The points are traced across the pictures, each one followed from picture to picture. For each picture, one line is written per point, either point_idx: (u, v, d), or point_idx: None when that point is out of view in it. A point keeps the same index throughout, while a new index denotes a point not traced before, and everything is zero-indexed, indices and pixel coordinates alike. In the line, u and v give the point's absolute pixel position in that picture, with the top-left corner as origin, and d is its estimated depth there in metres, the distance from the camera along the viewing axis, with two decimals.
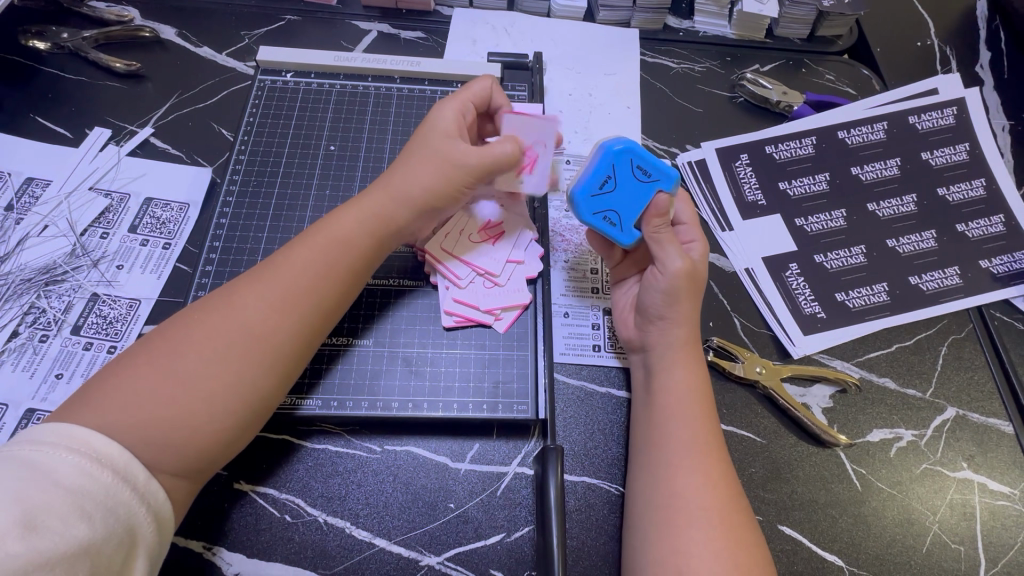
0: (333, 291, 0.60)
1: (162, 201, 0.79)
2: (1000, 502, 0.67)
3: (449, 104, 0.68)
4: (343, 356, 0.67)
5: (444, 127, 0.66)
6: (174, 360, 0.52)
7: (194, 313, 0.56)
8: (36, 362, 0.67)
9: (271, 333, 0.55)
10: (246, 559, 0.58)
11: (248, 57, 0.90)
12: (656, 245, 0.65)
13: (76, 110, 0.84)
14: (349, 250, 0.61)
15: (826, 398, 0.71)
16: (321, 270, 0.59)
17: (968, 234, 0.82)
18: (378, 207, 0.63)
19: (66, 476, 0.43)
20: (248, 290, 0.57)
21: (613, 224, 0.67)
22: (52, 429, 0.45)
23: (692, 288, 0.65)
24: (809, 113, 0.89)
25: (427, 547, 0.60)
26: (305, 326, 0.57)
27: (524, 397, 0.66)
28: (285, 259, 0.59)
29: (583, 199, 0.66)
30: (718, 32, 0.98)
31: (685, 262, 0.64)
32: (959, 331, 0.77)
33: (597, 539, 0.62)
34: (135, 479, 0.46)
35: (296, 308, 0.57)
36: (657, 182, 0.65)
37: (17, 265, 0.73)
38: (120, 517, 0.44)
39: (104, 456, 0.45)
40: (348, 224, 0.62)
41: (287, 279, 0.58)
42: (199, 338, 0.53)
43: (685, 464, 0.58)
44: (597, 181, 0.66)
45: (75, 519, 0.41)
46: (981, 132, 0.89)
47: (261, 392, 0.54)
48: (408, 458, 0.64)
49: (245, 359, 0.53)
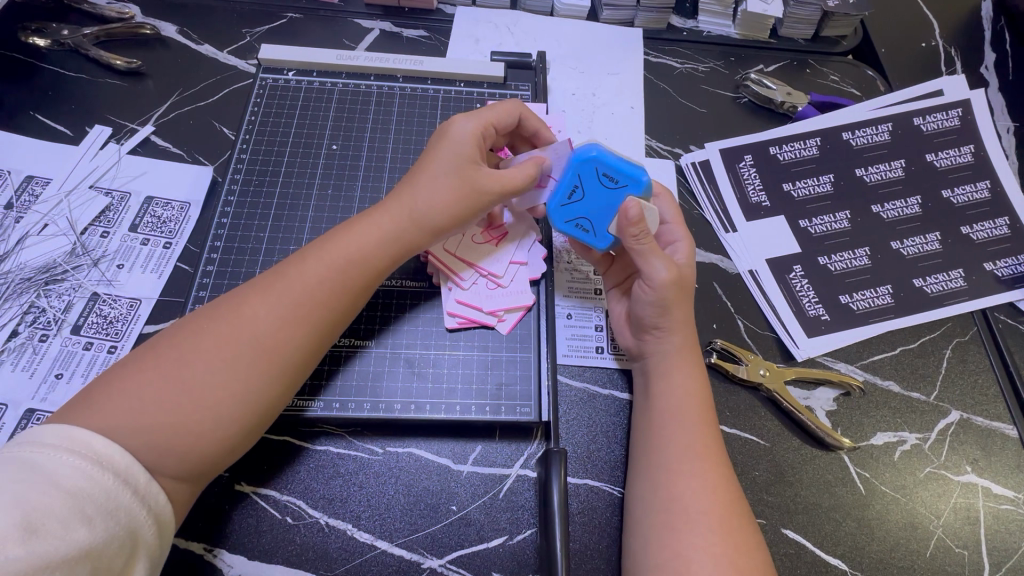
0: (343, 304, 0.59)
1: (163, 200, 0.78)
2: (1005, 506, 0.67)
3: (472, 119, 0.67)
4: (352, 357, 0.66)
5: (466, 147, 0.65)
6: (181, 367, 0.51)
7: (202, 319, 0.55)
8: (35, 362, 0.67)
9: (279, 344, 0.55)
10: (247, 561, 0.58)
11: (249, 55, 0.90)
12: (640, 258, 0.64)
13: (75, 107, 0.83)
14: (362, 266, 0.61)
15: (830, 401, 0.71)
16: (331, 283, 0.59)
17: (972, 236, 0.82)
18: (392, 226, 0.63)
19: (67, 477, 0.42)
20: (257, 299, 0.56)
21: (587, 231, 0.67)
22: (53, 430, 0.45)
23: (681, 296, 0.64)
24: (813, 114, 0.89)
25: (429, 549, 0.60)
26: (313, 338, 0.57)
27: (527, 399, 0.66)
28: (296, 269, 0.58)
29: (556, 211, 0.67)
30: (722, 32, 0.98)
31: (670, 272, 0.63)
32: (962, 334, 0.77)
33: (600, 542, 0.62)
34: (136, 482, 0.46)
35: (303, 319, 0.56)
36: (625, 187, 0.65)
37: (16, 264, 0.72)
38: (121, 520, 0.44)
39: (106, 458, 0.45)
40: (363, 242, 0.61)
41: (296, 288, 0.57)
42: (206, 347, 0.52)
43: (685, 468, 0.58)
44: (568, 191, 0.66)
45: (76, 523, 0.41)
46: (986, 134, 0.88)
47: (265, 402, 0.54)
48: (409, 460, 0.64)
49: (251, 369, 0.53)
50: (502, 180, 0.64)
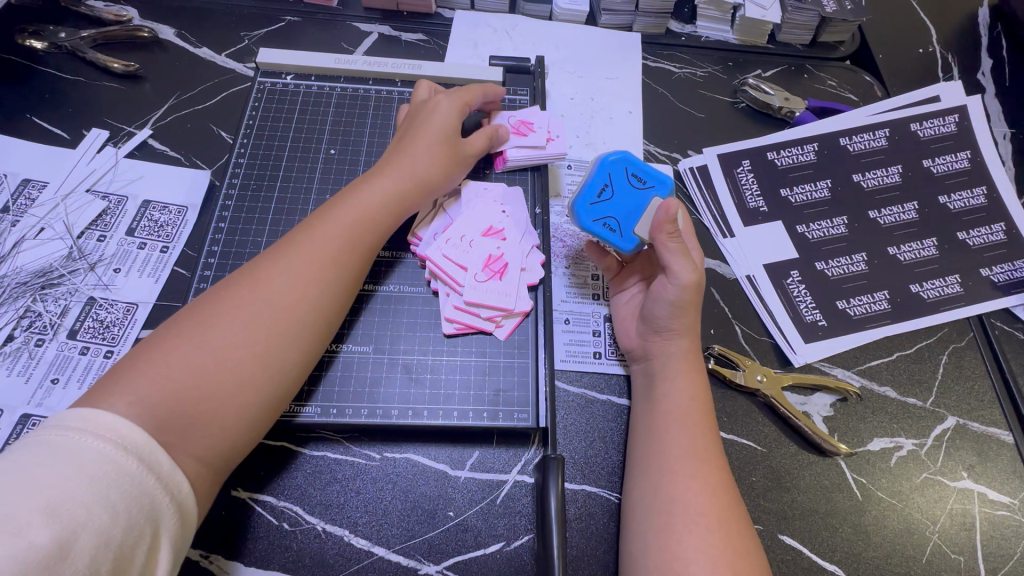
0: (353, 264, 0.62)
1: (160, 204, 0.78)
2: (1000, 512, 0.67)
3: (452, 96, 0.74)
4: (331, 363, 0.66)
5: (447, 115, 0.73)
6: (204, 331, 0.52)
7: (216, 293, 0.56)
8: (30, 367, 0.66)
9: (295, 304, 0.57)
10: (244, 568, 0.58)
11: (248, 58, 0.90)
12: (665, 254, 0.64)
13: (72, 111, 0.83)
14: (369, 226, 0.64)
15: (827, 406, 0.71)
16: (341, 245, 0.61)
17: (969, 242, 0.82)
18: (394, 186, 0.67)
19: (92, 463, 0.41)
20: (270, 268, 0.58)
21: (613, 230, 0.68)
22: (78, 415, 0.44)
23: (698, 300, 0.65)
24: (810, 120, 0.89)
25: (425, 555, 0.60)
26: (329, 300, 0.59)
27: (525, 405, 0.66)
28: (306, 237, 0.61)
29: (584, 206, 0.68)
30: (720, 37, 0.98)
31: (693, 275, 0.64)
32: (958, 340, 0.77)
33: (598, 547, 0.62)
34: (159, 468, 0.44)
35: (319, 281, 0.59)
36: (653, 188, 0.69)
37: (12, 267, 0.72)
38: (144, 506, 0.42)
39: (130, 443, 0.44)
40: (368, 204, 0.65)
41: (310, 253, 0.60)
42: (225, 312, 0.54)
43: (688, 472, 0.58)
44: (596, 189, 0.68)
45: (99, 508, 0.40)
46: (982, 141, 0.89)
47: (284, 368, 0.55)
48: (407, 466, 0.64)
49: (271, 330, 0.55)
50: (474, 145, 0.74)
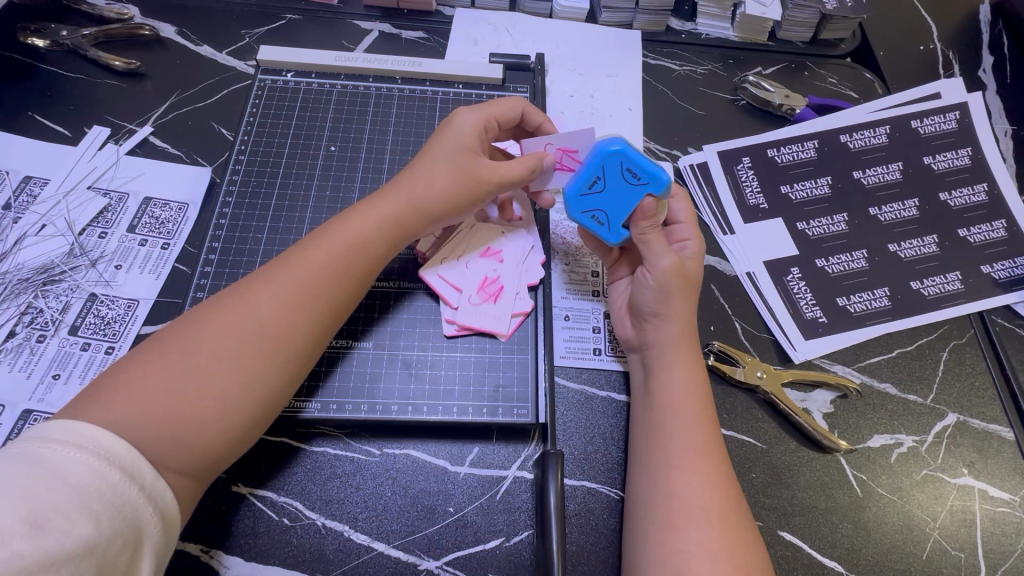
0: (344, 288, 0.61)
1: (162, 201, 0.78)
2: (1001, 508, 0.67)
3: (482, 114, 0.70)
4: (332, 360, 0.66)
5: (469, 140, 0.68)
6: (189, 356, 0.52)
7: (207, 310, 0.56)
8: (32, 363, 0.67)
9: (283, 330, 0.56)
10: (244, 563, 0.58)
11: (248, 56, 0.90)
12: (644, 246, 0.66)
13: (74, 108, 0.83)
14: (361, 251, 0.62)
15: (828, 403, 0.71)
16: (332, 269, 0.60)
17: (969, 239, 0.82)
18: (393, 211, 0.65)
19: (76, 474, 0.42)
20: (262, 288, 0.57)
21: (601, 223, 0.68)
22: (61, 426, 0.45)
23: (684, 287, 0.66)
24: (810, 117, 0.89)
25: (425, 551, 0.60)
26: (318, 325, 0.58)
27: (524, 400, 0.66)
28: (299, 259, 0.60)
29: (574, 198, 0.68)
30: (719, 34, 0.98)
31: (672, 259, 0.65)
32: (960, 337, 0.77)
33: (596, 543, 0.62)
34: (141, 477, 0.46)
35: (308, 305, 0.58)
36: (646, 185, 0.66)
37: (13, 264, 0.72)
38: (126, 516, 0.44)
39: (112, 453, 0.45)
40: (363, 227, 0.63)
41: (301, 276, 0.59)
42: (211, 336, 0.54)
43: (686, 467, 0.58)
44: (588, 182, 0.67)
45: (83, 518, 0.41)
46: (983, 138, 0.89)
47: (269, 392, 0.54)
48: (406, 461, 0.64)
49: (257, 354, 0.54)
50: (498, 172, 0.67)
